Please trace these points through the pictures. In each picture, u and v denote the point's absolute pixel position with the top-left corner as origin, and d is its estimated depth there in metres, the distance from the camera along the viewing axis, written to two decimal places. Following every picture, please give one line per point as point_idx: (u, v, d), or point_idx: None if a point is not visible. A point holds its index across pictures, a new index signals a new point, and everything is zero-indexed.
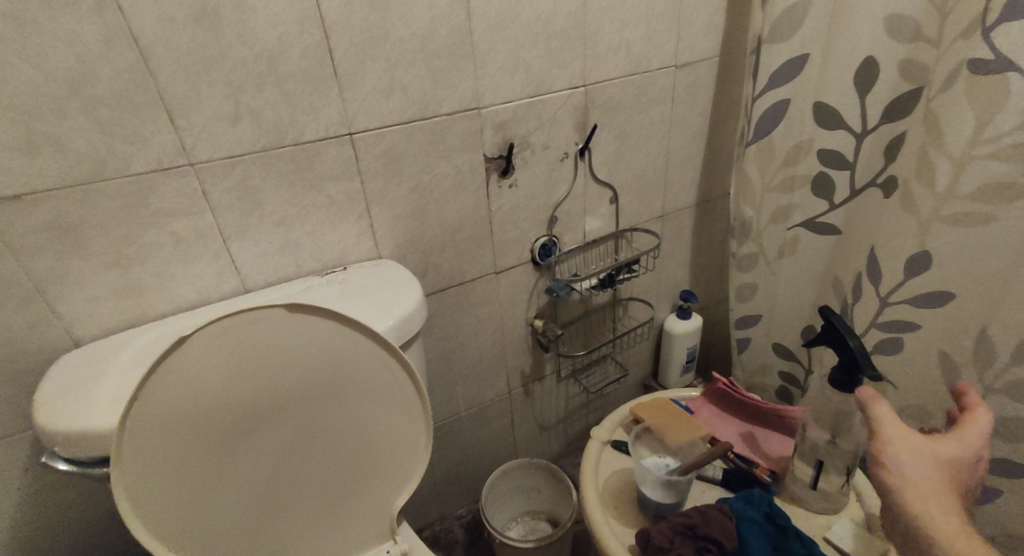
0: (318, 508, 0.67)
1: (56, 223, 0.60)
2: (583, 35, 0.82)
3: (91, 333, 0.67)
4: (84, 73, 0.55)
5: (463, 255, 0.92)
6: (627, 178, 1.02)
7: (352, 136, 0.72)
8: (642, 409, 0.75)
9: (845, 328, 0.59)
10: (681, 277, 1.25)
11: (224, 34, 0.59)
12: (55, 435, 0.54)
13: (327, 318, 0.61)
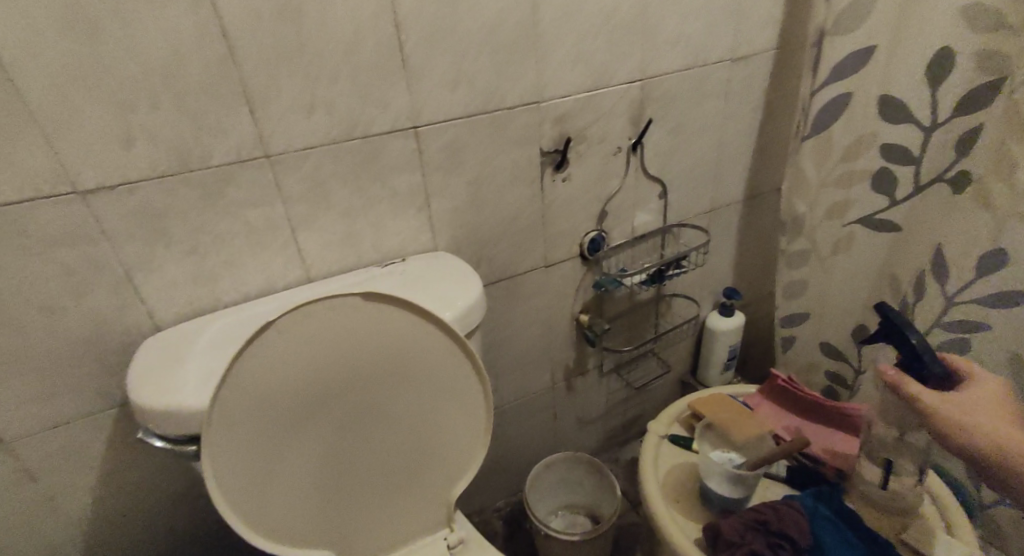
0: (382, 494, 0.69)
1: (142, 211, 0.62)
2: (643, 29, 0.82)
3: (167, 318, 0.69)
4: (175, 64, 0.57)
5: (515, 248, 0.92)
6: (678, 174, 1.01)
7: (417, 128, 0.74)
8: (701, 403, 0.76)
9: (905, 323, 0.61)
10: (725, 274, 1.23)
11: (304, 27, 0.61)
12: (150, 412, 0.57)
13: (399, 307, 0.62)
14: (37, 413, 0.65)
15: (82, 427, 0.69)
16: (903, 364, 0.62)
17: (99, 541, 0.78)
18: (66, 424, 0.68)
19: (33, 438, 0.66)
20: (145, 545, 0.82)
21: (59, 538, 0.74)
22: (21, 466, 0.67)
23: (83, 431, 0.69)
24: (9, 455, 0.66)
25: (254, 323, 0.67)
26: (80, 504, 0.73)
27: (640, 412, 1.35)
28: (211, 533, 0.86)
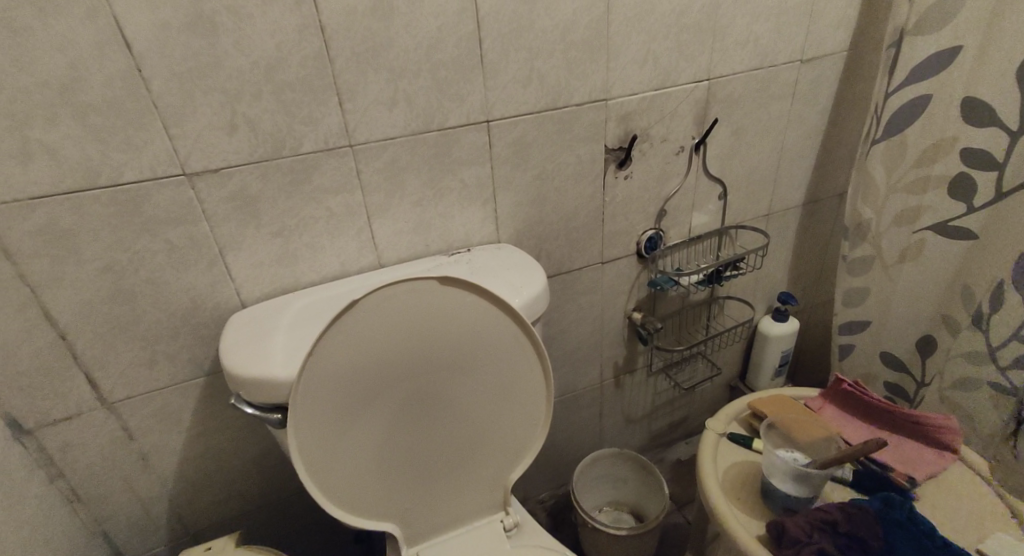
0: (442, 474, 0.72)
1: (237, 194, 0.66)
2: (715, 29, 0.82)
3: (253, 295, 0.74)
4: (277, 58, 0.61)
5: (574, 243, 0.94)
6: (740, 175, 1.00)
7: (489, 123, 0.76)
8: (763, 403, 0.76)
9: None
10: (781, 279, 1.21)
11: (392, 25, 0.65)
12: (243, 380, 0.61)
13: (471, 293, 0.65)
14: (138, 377, 0.72)
15: (174, 392, 0.75)
16: None
17: (182, 501, 0.84)
18: (162, 389, 0.74)
19: (132, 400, 0.73)
20: (220, 507, 0.87)
21: (148, 495, 0.81)
22: (122, 425, 0.74)
23: (174, 396, 0.75)
24: (113, 414, 0.72)
25: (332, 303, 0.71)
26: (168, 465, 0.80)
27: (685, 414, 1.34)
28: (278, 501, 0.92)
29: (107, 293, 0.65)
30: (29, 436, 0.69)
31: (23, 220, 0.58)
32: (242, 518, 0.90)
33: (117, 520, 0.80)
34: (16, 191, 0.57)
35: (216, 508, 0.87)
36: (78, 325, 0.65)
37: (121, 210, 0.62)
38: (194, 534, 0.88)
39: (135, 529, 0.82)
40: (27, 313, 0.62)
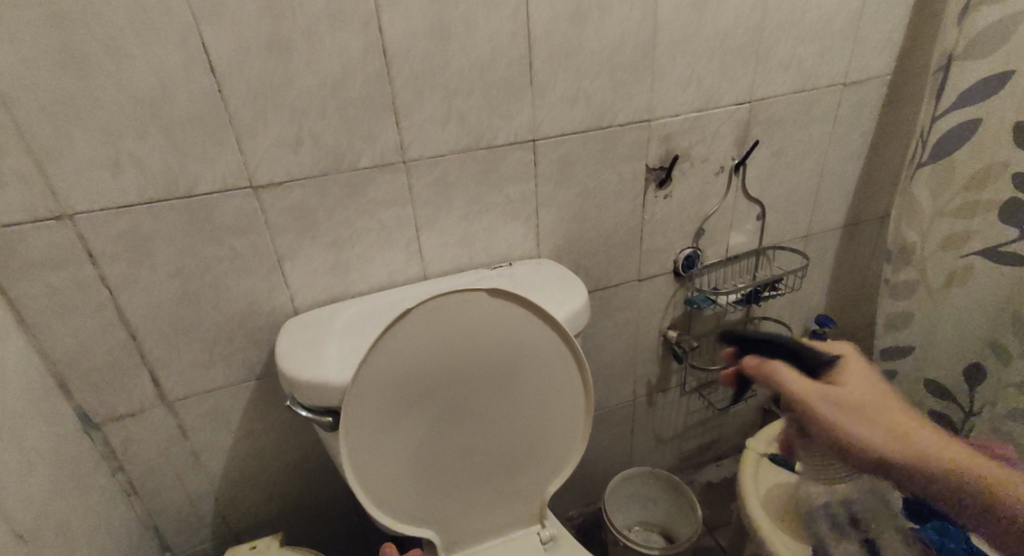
0: (479, 483, 0.73)
1: (297, 206, 0.70)
2: (758, 51, 0.84)
3: (306, 302, 0.77)
4: (343, 78, 0.65)
5: (612, 260, 0.95)
6: (779, 196, 1.01)
7: (536, 141, 0.79)
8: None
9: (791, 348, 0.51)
10: (819, 301, 1.20)
11: (450, 47, 0.68)
12: (298, 382, 0.64)
13: (517, 304, 0.67)
14: (196, 377, 0.75)
15: (228, 393, 0.78)
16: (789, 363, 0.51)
17: (227, 499, 0.86)
18: (217, 389, 0.77)
19: (190, 399, 0.76)
20: (261, 508, 0.90)
21: (197, 492, 0.84)
22: (178, 422, 0.77)
23: (227, 397, 0.79)
24: (171, 412, 0.76)
25: (382, 312, 0.74)
26: (217, 463, 0.83)
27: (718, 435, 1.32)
28: (316, 504, 0.94)
29: (174, 296, 0.69)
30: (95, 429, 0.73)
31: (107, 226, 0.63)
32: (282, 520, 0.93)
33: (167, 515, 0.84)
34: (104, 199, 0.61)
35: (258, 508, 0.90)
36: (146, 325, 0.70)
37: (192, 218, 0.66)
38: (236, 533, 0.90)
39: (182, 525, 0.86)
40: (104, 312, 0.67)
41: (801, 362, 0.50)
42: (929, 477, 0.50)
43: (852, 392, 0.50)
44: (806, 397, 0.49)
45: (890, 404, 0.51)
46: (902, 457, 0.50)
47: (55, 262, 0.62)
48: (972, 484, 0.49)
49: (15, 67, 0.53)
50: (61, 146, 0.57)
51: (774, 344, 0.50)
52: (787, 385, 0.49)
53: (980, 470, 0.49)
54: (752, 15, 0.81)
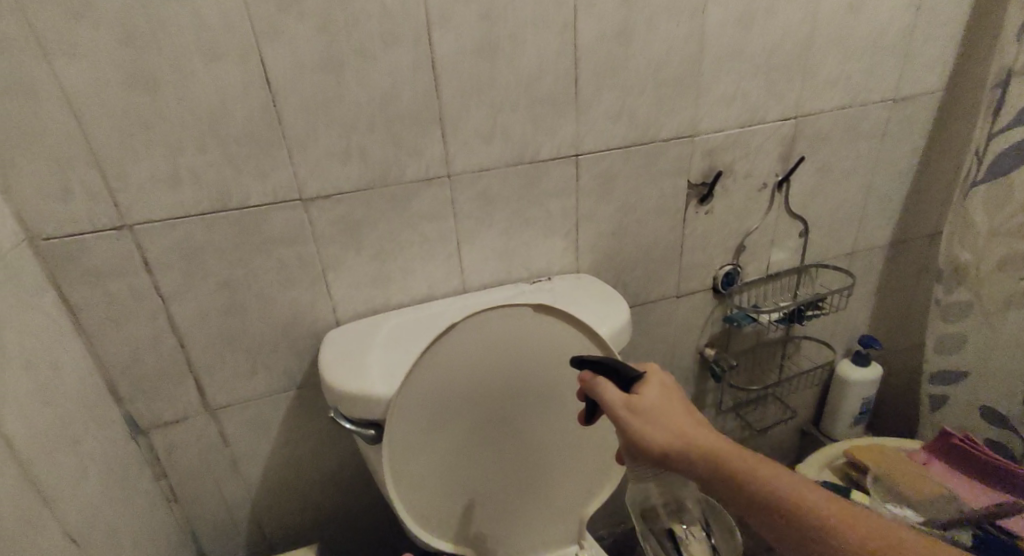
0: (516, 501, 0.71)
1: (344, 218, 0.71)
2: (806, 67, 0.83)
3: (347, 313, 0.78)
4: (393, 94, 0.66)
5: (651, 276, 0.94)
6: (823, 213, 0.98)
7: (578, 156, 0.79)
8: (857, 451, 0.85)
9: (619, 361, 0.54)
10: (862, 321, 1.16)
11: (497, 63, 0.69)
12: (342, 394, 0.65)
13: (562, 321, 0.66)
14: (239, 386, 0.76)
15: (269, 402, 0.79)
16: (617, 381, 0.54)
17: (263, 508, 0.87)
18: (258, 398, 0.78)
19: (232, 407, 0.77)
20: (296, 517, 0.90)
21: (234, 500, 0.84)
22: (220, 430, 0.78)
23: (267, 406, 0.79)
24: (213, 419, 0.77)
25: (423, 325, 0.74)
26: (255, 472, 0.83)
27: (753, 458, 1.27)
28: (348, 516, 0.94)
29: (222, 305, 0.71)
30: (142, 435, 0.74)
31: (164, 236, 0.64)
32: (315, 530, 0.93)
33: (205, 522, 0.84)
34: (162, 210, 0.63)
35: (293, 518, 0.90)
36: (195, 334, 0.71)
37: (243, 230, 0.67)
38: (270, 542, 0.90)
39: (219, 533, 0.86)
40: (156, 320, 0.68)
41: (615, 378, 0.53)
42: (733, 489, 0.50)
43: (644, 402, 0.52)
44: (608, 403, 0.53)
45: (691, 418, 0.52)
46: (704, 464, 0.50)
47: (112, 270, 0.64)
48: (763, 493, 0.49)
49: (88, 84, 0.55)
50: (125, 159, 0.59)
51: (600, 365, 0.53)
52: (602, 398, 0.53)
53: (791, 490, 0.48)
54: (800, 31, 0.80)
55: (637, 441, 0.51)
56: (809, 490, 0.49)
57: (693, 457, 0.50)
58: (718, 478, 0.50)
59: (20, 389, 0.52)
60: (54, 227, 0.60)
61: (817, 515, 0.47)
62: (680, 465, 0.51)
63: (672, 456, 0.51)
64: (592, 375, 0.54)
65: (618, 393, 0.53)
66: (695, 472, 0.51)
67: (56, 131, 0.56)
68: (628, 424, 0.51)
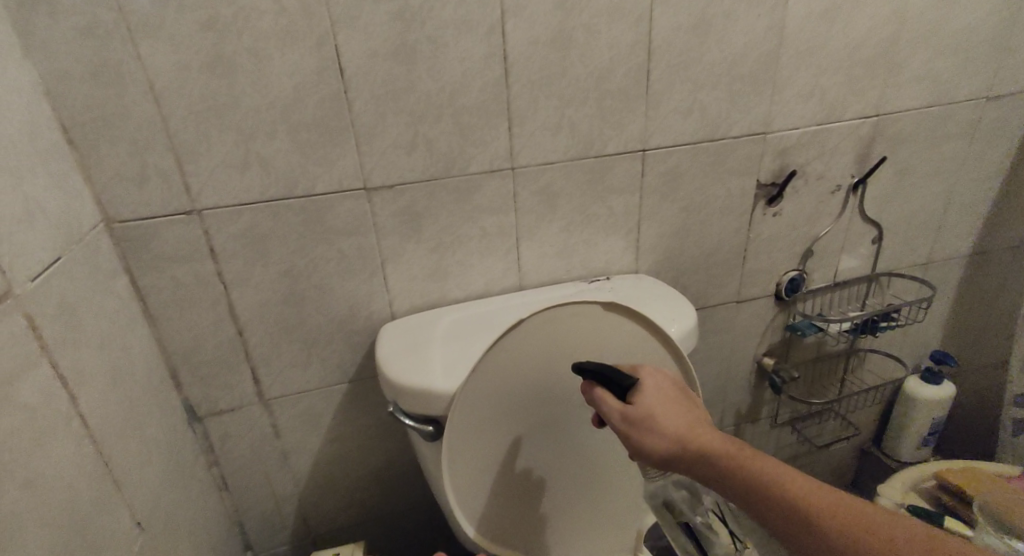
0: (574, 508, 0.68)
1: (406, 209, 0.70)
2: (889, 63, 0.78)
3: (403, 308, 0.76)
4: (462, 83, 0.65)
5: (712, 280, 0.89)
6: (898, 219, 0.93)
7: (645, 152, 0.75)
8: (948, 475, 0.85)
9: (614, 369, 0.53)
10: (931, 336, 1.09)
11: (570, 54, 0.66)
12: (405, 387, 0.63)
13: (631, 321, 0.63)
14: (293, 377, 0.75)
15: (321, 395, 0.78)
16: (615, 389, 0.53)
17: (309, 503, 0.86)
18: (310, 390, 0.77)
19: (286, 398, 0.76)
20: (340, 514, 0.89)
21: (281, 493, 0.84)
22: (272, 421, 0.77)
23: (319, 399, 0.78)
24: (267, 410, 0.76)
25: (484, 322, 0.72)
26: (304, 465, 0.82)
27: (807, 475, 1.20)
28: (392, 515, 0.92)
29: (282, 295, 0.70)
30: (198, 423, 0.74)
31: (231, 223, 0.64)
32: (357, 527, 0.91)
33: (252, 513, 0.84)
34: (231, 197, 0.63)
35: (337, 515, 0.89)
36: (254, 322, 0.70)
37: (307, 219, 0.66)
38: (313, 538, 0.89)
39: (265, 525, 0.85)
40: (218, 307, 0.68)
41: (611, 386, 0.53)
42: (742, 493, 0.47)
43: (642, 409, 0.51)
44: (608, 412, 0.52)
45: (692, 419, 0.51)
46: (710, 467, 0.48)
47: (180, 256, 0.64)
48: (776, 497, 0.45)
49: (169, 69, 0.55)
50: (200, 145, 0.59)
51: (599, 375, 0.53)
52: (602, 407, 0.53)
53: (805, 493, 0.45)
54: (885, 25, 0.75)
55: (638, 449, 0.50)
56: (827, 494, 0.45)
57: (694, 460, 0.49)
58: (723, 481, 0.48)
59: (94, 372, 0.53)
60: (129, 211, 0.60)
61: (833, 517, 0.43)
62: (682, 468, 0.50)
63: (674, 460, 0.49)
64: (591, 383, 0.55)
65: (617, 401, 0.52)
66: (698, 475, 0.49)
67: (137, 115, 0.56)
68: (628, 431, 0.51)
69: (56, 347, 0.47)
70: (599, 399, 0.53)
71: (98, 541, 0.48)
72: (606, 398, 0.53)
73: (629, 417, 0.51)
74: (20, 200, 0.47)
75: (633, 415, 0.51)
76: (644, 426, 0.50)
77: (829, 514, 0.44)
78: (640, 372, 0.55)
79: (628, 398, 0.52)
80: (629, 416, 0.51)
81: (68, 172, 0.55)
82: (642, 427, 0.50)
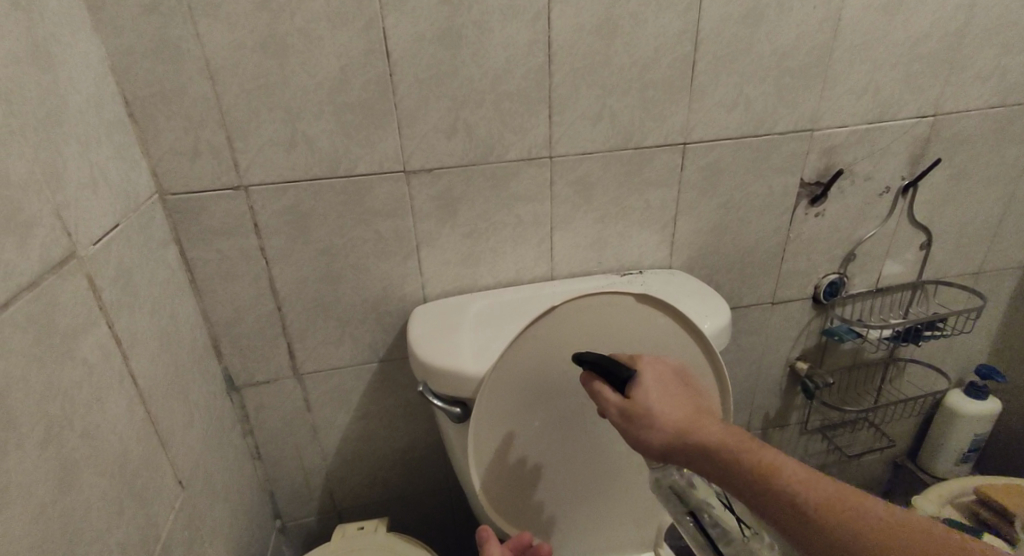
0: (594, 499, 0.68)
1: (442, 194, 0.71)
2: (950, 61, 0.75)
3: (435, 291, 0.77)
4: (505, 70, 0.65)
5: (748, 279, 0.87)
6: (950, 224, 0.89)
7: (686, 145, 0.74)
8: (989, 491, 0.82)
9: (612, 362, 0.54)
10: (976, 349, 1.05)
11: (615, 42, 0.66)
12: (436, 368, 0.64)
13: (663, 313, 0.63)
14: (326, 354, 0.77)
15: (351, 373, 0.80)
16: (612, 381, 0.53)
17: (335, 477, 0.88)
18: (341, 368, 0.79)
19: (318, 374, 0.79)
20: (366, 491, 0.91)
21: (310, 466, 0.86)
22: (305, 395, 0.80)
23: (350, 377, 0.80)
24: (300, 384, 0.79)
25: (514, 310, 0.73)
26: (333, 440, 0.85)
27: None
28: (414, 495, 0.94)
29: (320, 273, 0.72)
30: (236, 392, 0.77)
31: (275, 201, 0.66)
32: (380, 505, 0.94)
33: (282, 483, 0.87)
34: (276, 174, 0.64)
35: (362, 491, 0.91)
36: (293, 298, 0.72)
37: (347, 199, 0.68)
38: (338, 511, 0.92)
39: (294, 495, 0.88)
40: (259, 282, 0.70)
41: (609, 378, 0.53)
42: (743, 483, 0.44)
43: (639, 402, 0.51)
44: (607, 405, 0.53)
45: (692, 410, 0.51)
46: (708, 458, 0.47)
47: (227, 230, 0.66)
48: (780, 490, 0.42)
49: (226, 48, 0.57)
50: (250, 123, 0.61)
51: (597, 367, 0.54)
52: (601, 400, 0.54)
53: (814, 487, 0.42)
54: (949, 20, 0.72)
55: (636, 442, 0.50)
56: (839, 490, 0.42)
57: (693, 452, 0.48)
58: (723, 472, 0.46)
59: (146, 335, 0.55)
60: (181, 185, 0.62)
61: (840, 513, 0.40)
62: (682, 461, 0.49)
63: (673, 451, 0.49)
64: (590, 376, 0.55)
65: (614, 395, 0.53)
66: (698, 466, 0.48)
67: (194, 92, 0.58)
68: (626, 425, 0.51)
69: (113, 309, 0.50)
70: (598, 392, 0.54)
71: (146, 494, 0.51)
72: (604, 390, 0.54)
73: (625, 408, 0.51)
74: (87, 168, 0.50)
75: (629, 407, 0.51)
76: (641, 419, 0.50)
77: (837, 511, 0.40)
78: (641, 364, 0.55)
79: (627, 391, 0.52)
80: (626, 408, 0.51)
81: (129, 145, 0.57)
82: (640, 420, 0.50)
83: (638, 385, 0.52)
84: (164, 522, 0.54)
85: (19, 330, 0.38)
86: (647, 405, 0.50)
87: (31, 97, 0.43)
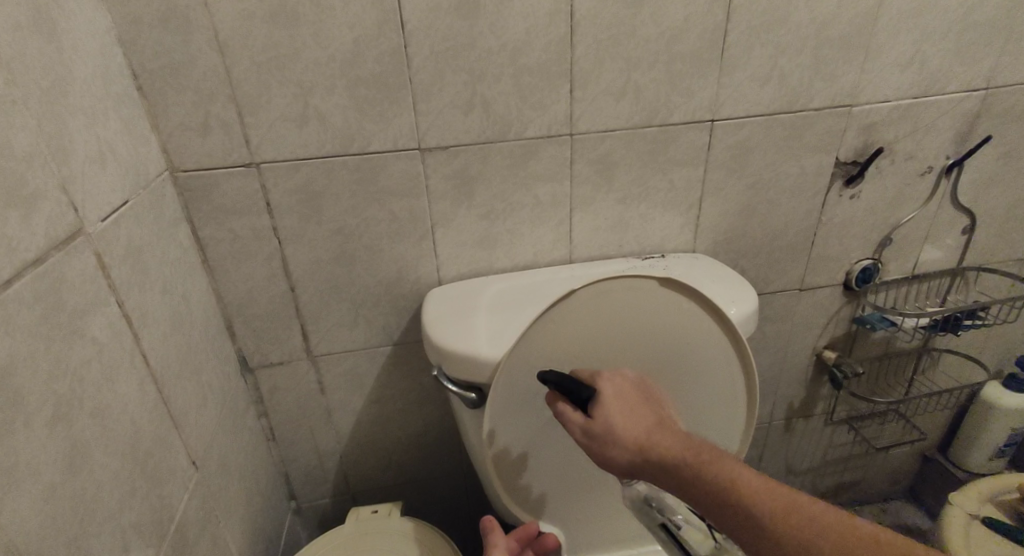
0: (612, 489, 0.67)
1: (457, 173, 0.68)
2: (1003, 31, 0.70)
3: (449, 274, 0.75)
4: (524, 41, 0.62)
5: (775, 264, 0.84)
6: (995, 208, 0.84)
7: (714, 122, 0.70)
8: None
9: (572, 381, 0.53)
10: (1016, 341, 1.00)
11: (641, 11, 0.62)
12: (451, 353, 0.63)
13: (687, 298, 0.60)
14: (340, 336, 0.76)
15: (365, 356, 0.79)
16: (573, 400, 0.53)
17: (349, 460, 0.88)
18: (355, 350, 0.78)
19: (332, 356, 0.78)
20: (379, 474, 0.91)
21: (324, 448, 0.86)
22: (318, 378, 0.79)
23: (363, 360, 0.79)
24: (314, 366, 0.78)
25: (532, 293, 0.71)
26: (347, 423, 0.84)
27: (860, 478, 1.13)
28: (428, 479, 0.94)
29: (333, 254, 0.70)
30: (250, 374, 0.76)
31: (287, 179, 0.64)
32: (395, 488, 0.93)
33: (296, 465, 0.86)
34: (288, 151, 0.63)
35: (375, 474, 0.91)
36: (306, 280, 0.71)
37: (360, 178, 0.66)
38: (352, 493, 0.92)
39: (308, 477, 0.88)
40: (271, 263, 0.69)
41: (572, 399, 0.53)
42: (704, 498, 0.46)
43: (602, 423, 0.50)
44: (571, 425, 0.52)
45: (655, 426, 0.50)
46: (673, 475, 0.47)
47: (239, 208, 0.65)
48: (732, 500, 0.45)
49: (234, 18, 0.55)
50: (260, 98, 0.59)
51: (560, 388, 0.53)
52: (565, 421, 0.53)
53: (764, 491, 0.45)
54: None
55: (602, 462, 0.50)
56: (782, 494, 0.44)
57: (658, 470, 0.48)
58: (685, 488, 0.47)
59: (157, 315, 0.54)
60: (191, 161, 0.61)
61: (784, 515, 0.43)
62: (648, 477, 0.49)
63: (638, 470, 0.49)
64: (554, 395, 0.54)
65: (578, 415, 0.52)
66: (663, 483, 0.48)
67: (203, 65, 0.57)
68: (591, 444, 0.51)
69: (123, 288, 0.49)
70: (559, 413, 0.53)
71: (158, 474, 0.50)
72: (564, 412, 0.53)
73: (587, 430, 0.51)
74: (94, 141, 0.48)
75: (591, 429, 0.51)
76: (604, 440, 0.50)
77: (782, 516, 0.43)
78: (602, 381, 0.54)
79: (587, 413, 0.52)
80: (587, 430, 0.51)
81: (138, 120, 0.56)
82: (603, 441, 0.50)
83: (598, 405, 0.51)
84: (178, 502, 0.53)
85: (25, 307, 0.37)
86: (609, 426, 0.50)
87: (34, 66, 0.41)
